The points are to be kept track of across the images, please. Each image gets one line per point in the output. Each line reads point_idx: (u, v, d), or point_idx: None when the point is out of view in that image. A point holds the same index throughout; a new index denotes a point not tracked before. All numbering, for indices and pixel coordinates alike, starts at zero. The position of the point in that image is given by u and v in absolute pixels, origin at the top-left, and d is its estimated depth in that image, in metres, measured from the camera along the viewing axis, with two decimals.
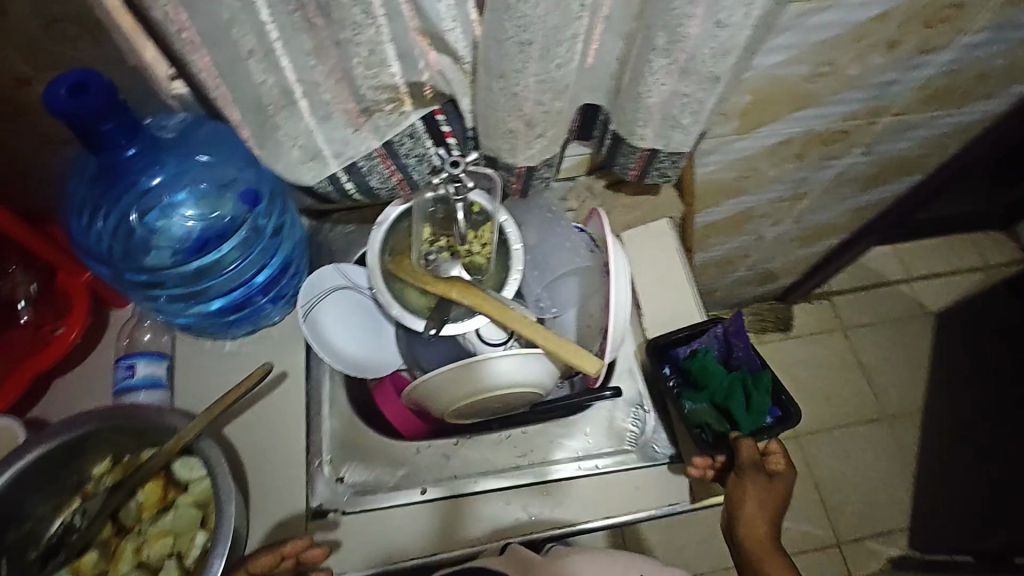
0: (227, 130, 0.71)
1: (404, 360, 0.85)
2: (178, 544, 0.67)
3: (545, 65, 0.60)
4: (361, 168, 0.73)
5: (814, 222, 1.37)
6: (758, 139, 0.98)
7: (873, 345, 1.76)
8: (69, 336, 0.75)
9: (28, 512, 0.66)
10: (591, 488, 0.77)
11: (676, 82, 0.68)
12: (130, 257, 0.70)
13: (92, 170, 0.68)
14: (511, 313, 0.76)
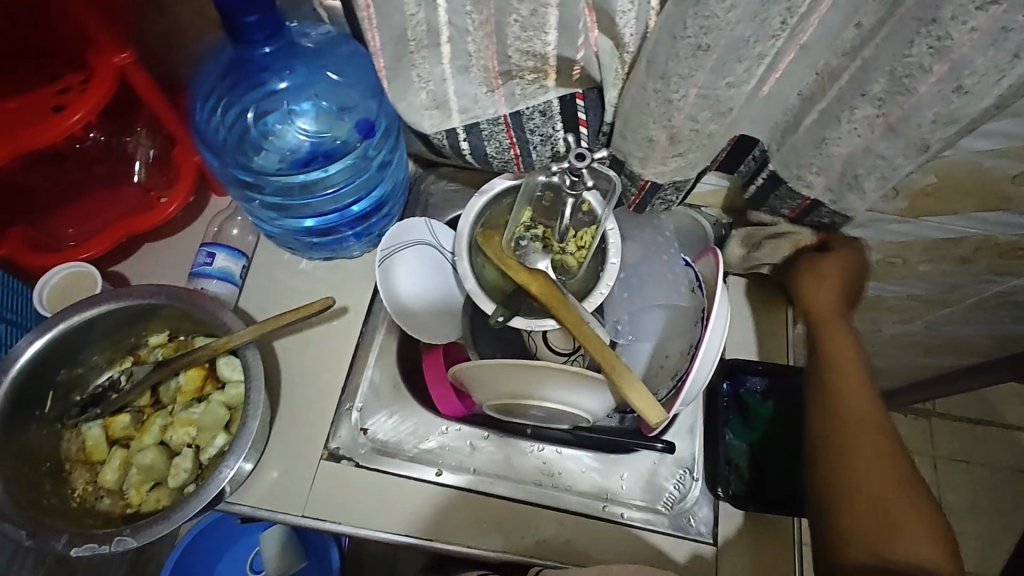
0: (363, 56, 0.68)
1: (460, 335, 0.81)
2: (199, 438, 0.68)
3: (716, 78, 0.52)
4: (482, 131, 0.69)
5: (948, 335, 1.19)
6: (922, 227, 0.85)
7: (961, 487, 1.57)
8: (168, 208, 0.77)
9: (84, 357, 0.68)
10: (608, 534, 0.71)
11: (874, 139, 0.59)
12: (241, 155, 0.70)
13: (227, 61, 0.67)
14: (585, 326, 0.71)
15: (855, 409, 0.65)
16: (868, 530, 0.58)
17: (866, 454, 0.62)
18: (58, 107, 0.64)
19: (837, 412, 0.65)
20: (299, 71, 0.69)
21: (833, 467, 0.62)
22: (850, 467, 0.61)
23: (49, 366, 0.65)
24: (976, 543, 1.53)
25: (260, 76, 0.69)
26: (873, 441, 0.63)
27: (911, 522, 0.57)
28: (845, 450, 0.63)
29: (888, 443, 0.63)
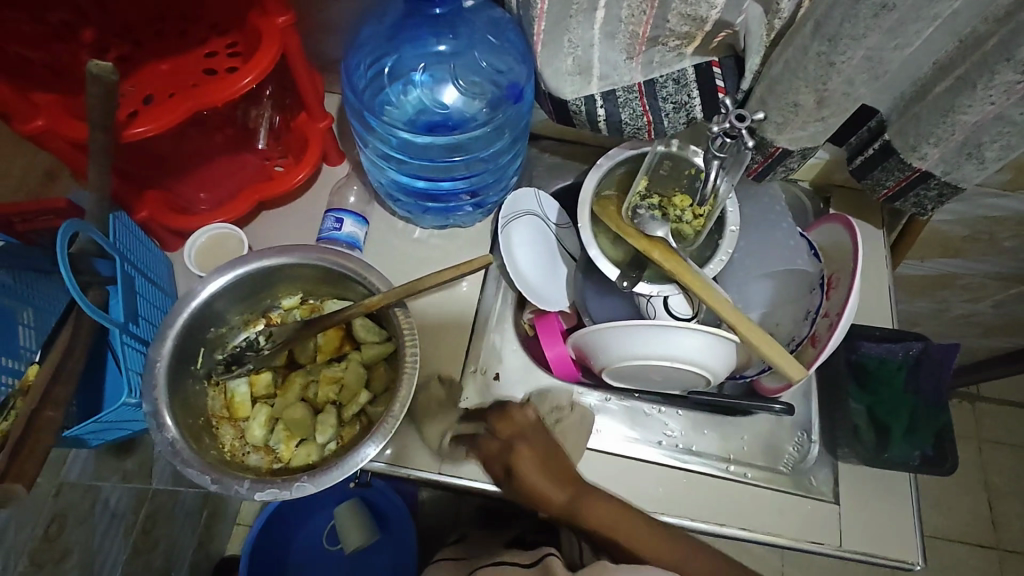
0: (511, 23, 0.67)
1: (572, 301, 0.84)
2: (341, 395, 0.69)
3: (886, 40, 0.54)
4: (617, 99, 0.70)
5: (1014, 315, 1.21)
6: (1020, 201, 0.87)
7: (1009, 470, 1.60)
8: (295, 176, 0.78)
9: (227, 316, 0.70)
10: (735, 493, 0.72)
11: (1008, 105, 0.59)
12: (378, 105, 0.73)
13: (400, 17, 0.71)
14: (716, 296, 0.70)
15: (611, 515, 0.63)
16: (663, 554, 0.63)
17: (650, 536, 0.63)
18: (208, 70, 0.66)
19: (607, 529, 0.62)
20: (461, 35, 0.72)
21: (602, 535, 0.63)
22: (638, 541, 0.63)
23: (201, 323, 0.66)
24: (1023, 524, 1.56)
25: (424, 33, 0.72)
26: (611, 509, 0.64)
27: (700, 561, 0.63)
28: (608, 530, 0.63)
29: (651, 522, 0.64)
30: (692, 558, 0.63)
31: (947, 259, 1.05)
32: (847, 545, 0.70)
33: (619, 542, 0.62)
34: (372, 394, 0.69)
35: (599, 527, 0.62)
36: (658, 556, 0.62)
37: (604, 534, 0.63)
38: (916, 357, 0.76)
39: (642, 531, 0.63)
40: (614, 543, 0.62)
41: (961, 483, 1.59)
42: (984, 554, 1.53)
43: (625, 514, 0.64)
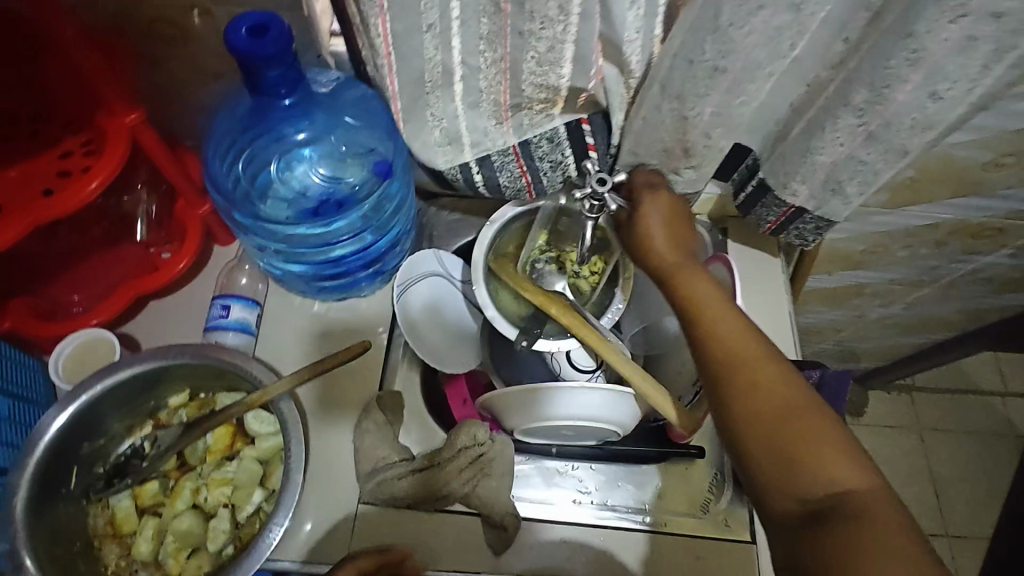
0: (374, 98, 0.68)
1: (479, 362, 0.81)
2: (234, 497, 0.66)
3: (727, 99, 0.56)
4: (494, 163, 0.70)
5: (925, 313, 1.26)
6: (902, 217, 0.90)
7: (949, 456, 1.64)
8: (176, 266, 0.75)
9: (104, 427, 0.67)
10: (652, 544, 0.71)
11: (857, 146, 0.61)
12: (249, 202, 0.70)
13: (246, 111, 0.67)
14: (668, 196, 0.65)
15: (747, 345, 0.52)
16: (776, 462, 0.48)
17: (773, 396, 0.50)
18: (61, 172, 0.62)
19: (738, 349, 0.52)
20: (318, 120, 0.69)
21: (716, 356, 0.53)
22: (758, 391, 0.50)
23: (72, 442, 0.64)
24: (966, 508, 1.59)
25: (277, 126, 0.68)
26: (749, 340, 0.53)
27: (829, 453, 0.47)
28: (733, 345, 0.52)
29: (789, 377, 0.51)
30: (844, 467, 0.46)
31: (852, 271, 1.07)
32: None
33: (716, 358, 0.53)
34: (269, 491, 0.66)
35: (718, 339, 0.53)
36: (752, 404, 0.50)
37: (717, 339, 0.53)
38: (818, 383, 0.77)
39: (767, 376, 0.50)
40: (719, 370, 0.52)
41: (905, 474, 1.63)
42: (936, 543, 1.56)
43: (762, 358, 0.51)
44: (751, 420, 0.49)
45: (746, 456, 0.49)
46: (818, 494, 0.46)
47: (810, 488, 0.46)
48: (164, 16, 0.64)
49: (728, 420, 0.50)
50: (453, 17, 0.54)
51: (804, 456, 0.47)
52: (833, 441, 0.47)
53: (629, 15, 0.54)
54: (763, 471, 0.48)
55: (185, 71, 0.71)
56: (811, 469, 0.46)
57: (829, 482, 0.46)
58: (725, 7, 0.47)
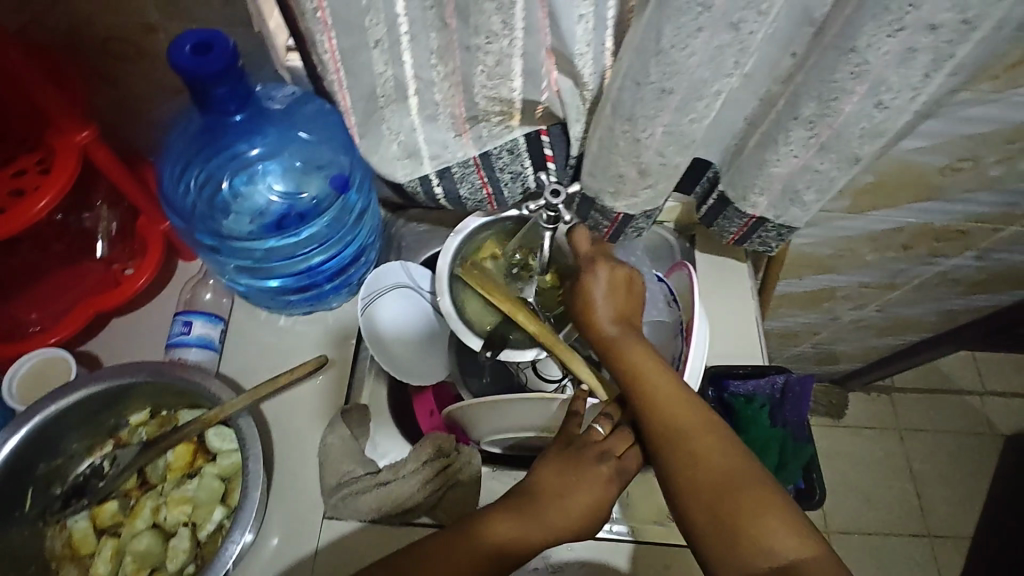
0: (331, 111, 0.68)
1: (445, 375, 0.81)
2: (195, 514, 0.65)
3: (679, 116, 0.56)
4: (454, 175, 0.70)
5: (898, 315, 1.26)
6: (866, 221, 0.91)
7: (929, 455, 1.65)
8: (137, 281, 0.74)
9: (61, 448, 0.66)
10: (616, 552, 0.73)
11: (810, 157, 0.63)
12: (210, 217, 0.69)
13: (197, 128, 0.67)
14: (617, 265, 0.67)
15: (686, 419, 0.57)
16: (721, 533, 0.52)
17: (714, 470, 0.55)
18: (15, 191, 0.62)
19: (680, 422, 0.57)
20: (272, 136, 0.69)
21: (658, 431, 0.58)
22: (700, 465, 0.55)
23: (27, 462, 0.63)
24: (948, 507, 1.60)
25: (231, 143, 0.68)
26: (687, 411, 0.58)
27: (764, 523, 0.52)
28: (673, 418, 0.57)
29: (728, 448, 0.56)
30: (785, 537, 0.51)
31: (821, 275, 1.08)
32: None
33: (660, 434, 0.57)
34: (228, 509, 0.66)
35: (660, 415, 0.58)
36: (694, 480, 0.55)
37: (660, 412, 0.58)
38: (781, 388, 0.77)
39: (707, 449, 0.55)
40: (663, 447, 0.57)
41: (886, 474, 1.63)
42: (917, 543, 1.56)
43: (701, 430, 0.57)
44: (698, 495, 0.54)
45: (697, 531, 0.54)
46: (763, 565, 0.50)
47: (755, 560, 0.51)
48: (115, 33, 0.63)
49: (677, 494, 0.55)
50: (401, 32, 0.54)
51: (747, 528, 0.52)
52: (773, 511, 0.52)
53: (578, 29, 0.55)
54: (711, 544, 0.53)
55: (141, 87, 0.71)
56: (753, 542, 0.51)
57: (772, 554, 0.50)
58: (666, 28, 0.47)
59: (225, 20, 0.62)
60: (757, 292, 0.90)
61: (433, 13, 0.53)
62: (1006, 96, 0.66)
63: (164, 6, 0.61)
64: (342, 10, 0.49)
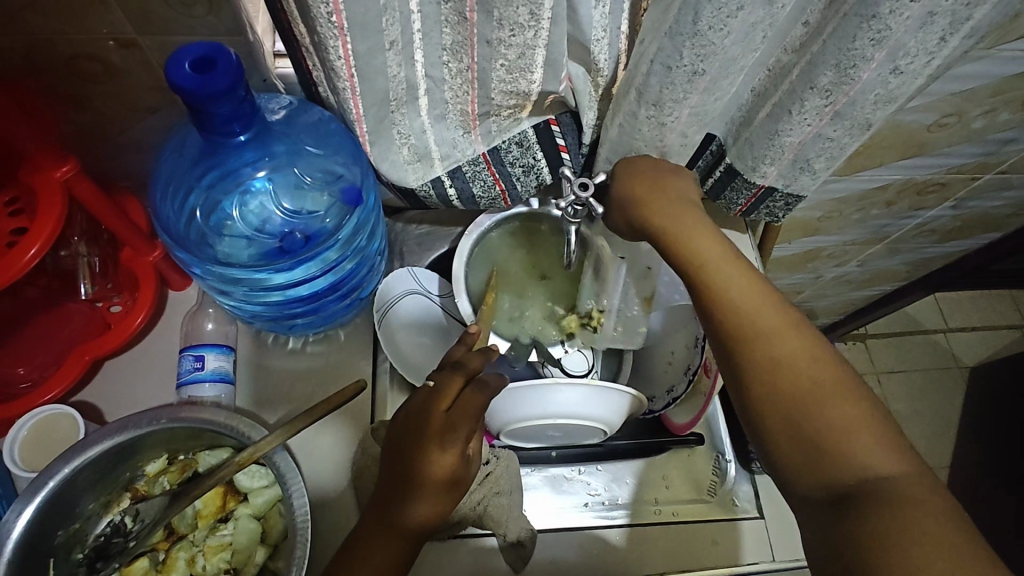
0: (331, 120, 0.64)
1: (419, 366, 0.73)
2: (235, 561, 0.63)
3: (705, 96, 0.55)
4: (465, 174, 0.67)
5: (877, 267, 1.30)
6: (858, 182, 0.93)
7: (907, 395, 1.71)
8: (134, 320, 0.70)
9: (77, 510, 0.63)
10: (666, 537, 0.72)
11: (823, 125, 0.62)
12: (206, 245, 0.65)
13: (196, 150, 0.63)
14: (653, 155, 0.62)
15: (765, 314, 0.52)
16: (803, 442, 0.47)
17: (798, 370, 0.49)
18: None
19: (757, 318, 0.52)
20: (279, 152, 0.66)
21: (735, 331, 0.52)
22: (782, 373, 0.50)
23: (46, 531, 0.60)
24: (931, 440, 1.66)
25: (232, 162, 0.65)
26: (765, 309, 0.52)
27: (856, 438, 0.46)
28: (750, 312, 0.52)
29: (817, 352, 0.50)
30: (875, 450, 0.46)
31: (809, 238, 1.10)
32: (779, 556, 0.72)
33: (735, 332, 0.52)
34: (270, 548, 0.63)
35: (737, 311, 0.52)
36: (775, 382, 0.50)
37: (733, 305, 0.53)
38: None
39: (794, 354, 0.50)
40: (739, 344, 0.52)
41: None
42: None
43: (787, 333, 0.51)
44: (778, 403, 0.49)
45: (772, 439, 0.49)
46: (850, 479, 0.45)
47: (842, 472, 0.45)
48: (82, 51, 0.57)
49: (750, 397, 0.51)
50: (414, 30, 0.52)
51: (831, 439, 0.47)
52: (858, 421, 0.47)
53: (594, 14, 0.52)
54: (789, 455, 0.48)
55: (112, 107, 0.64)
56: (839, 452, 0.46)
57: (859, 466, 0.45)
58: (704, 9, 0.46)
59: (208, 27, 0.57)
60: (761, 262, 0.91)
61: (449, 9, 0.50)
62: (995, 52, 0.69)
63: (138, 18, 0.55)
64: (358, 12, 0.46)
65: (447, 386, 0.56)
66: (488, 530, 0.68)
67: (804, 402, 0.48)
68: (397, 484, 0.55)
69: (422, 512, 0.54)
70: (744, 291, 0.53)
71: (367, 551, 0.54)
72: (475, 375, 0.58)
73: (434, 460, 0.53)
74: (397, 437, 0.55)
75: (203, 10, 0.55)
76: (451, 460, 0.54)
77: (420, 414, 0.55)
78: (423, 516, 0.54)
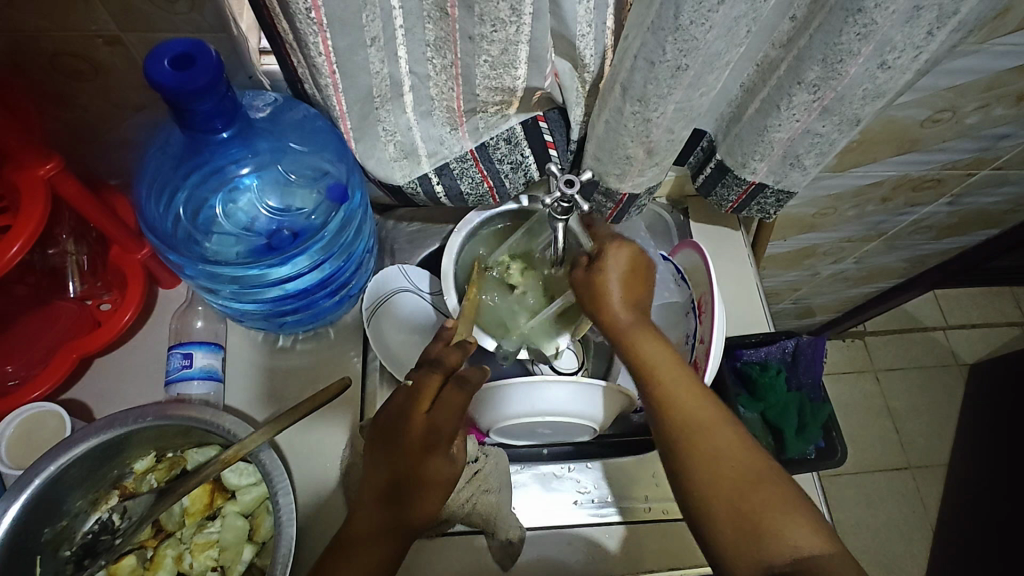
0: (317, 117, 0.63)
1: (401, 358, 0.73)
2: (222, 558, 0.63)
3: (690, 92, 0.55)
4: (453, 171, 0.66)
5: (874, 264, 1.30)
6: (852, 178, 0.92)
7: (905, 392, 1.70)
8: (123, 318, 0.70)
9: (65, 507, 0.63)
10: (655, 535, 0.72)
11: (812, 121, 0.62)
12: (193, 243, 0.65)
13: (181, 148, 0.63)
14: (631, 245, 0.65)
15: (702, 413, 0.56)
16: (742, 527, 0.51)
17: (733, 464, 0.53)
18: None
19: (695, 416, 0.56)
20: (262, 150, 0.66)
21: (677, 428, 0.56)
22: (719, 465, 0.54)
23: (33, 528, 0.60)
24: (930, 438, 1.66)
25: (217, 160, 0.65)
26: (700, 408, 0.57)
27: (789, 521, 0.51)
28: (690, 412, 0.56)
29: (748, 445, 0.55)
30: (803, 532, 0.50)
31: (804, 235, 1.09)
32: None
33: (676, 430, 0.56)
34: (257, 545, 0.63)
35: (679, 410, 0.56)
36: (713, 474, 0.53)
37: (674, 406, 0.57)
38: (793, 354, 0.80)
39: (730, 446, 0.54)
40: (680, 442, 0.55)
41: (865, 416, 1.68)
42: (901, 476, 1.62)
43: (721, 424, 0.56)
44: (717, 498, 0.53)
45: (713, 522, 0.52)
46: (783, 562, 0.50)
47: (777, 556, 0.50)
48: (66, 49, 0.57)
49: (693, 487, 0.54)
50: (396, 26, 0.51)
51: (767, 525, 0.51)
52: (787, 505, 0.51)
53: (578, 9, 0.52)
54: (729, 540, 0.51)
55: (99, 104, 0.64)
56: (774, 535, 0.50)
57: (791, 548, 0.50)
58: (686, 4, 0.46)
59: (192, 24, 0.57)
60: (753, 259, 0.91)
61: (431, 5, 0.50)
62: (987, 46, 0.69)
63: (121, 16, 0.55)
64: (337, 8, 0.46)
65: (425, 385, 0.56)
66: (477, 528, 0.68)
67: (740, 490, 0.52)
68: (383, 485, 0.55)
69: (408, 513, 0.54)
70: (683, 389, 0.57)
71: (354, 552, 0.54)
72: (454, 372, 0.57)
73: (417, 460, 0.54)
74: (381, 439, 0.56)
75: (186, 6, 0.54)
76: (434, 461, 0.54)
77: (400, 415, 0.55)
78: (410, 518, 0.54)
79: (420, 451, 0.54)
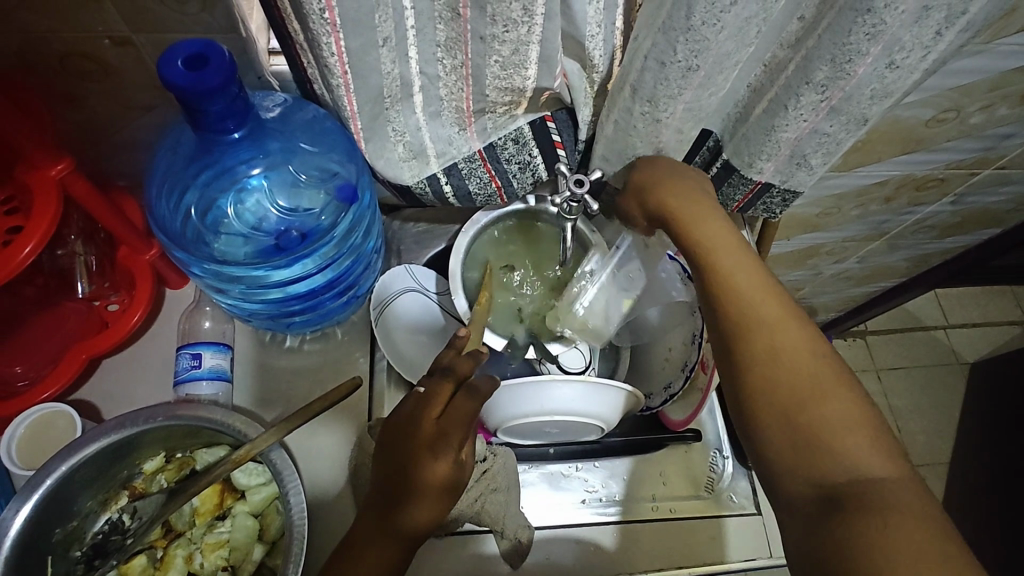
0: (326, 117, 0.64)
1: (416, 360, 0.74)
2: (233, 558, 0.63)
3: (700, 92, 0.55)
4: (461, 172, 0.67)
5: (877, 263, 1.30)
6: (856, 178, 0.92)
7: (907, 391, 1.71)
8: (131, 319, 0.70)
9: (75, 507, 0.63)
10: (663, 533, 0.72)
11: (819, 121, 0.62)
12: (202, 243, 0.65)
13: (191, 149, 0.63)
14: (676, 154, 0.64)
15: (767, 308, 0.52)
16: (797, 435, 0.47)
17: (796, 364, 0.49)
18: None
19: (759, 309, 0.52)
20: (273, 150, 0.66)
21: (736, 319, 0.53)
22: (780, 363, 0.50)
23: (44, 529, 0.60)
24: (932, 436, 1.66)
25: (227, 161, 0.65)
26: (767, 303, 0.53)
27: (852, 436, 0.45)
28: (753, 303, 0.53)
29: (818, 351, 0.50)
30: (868, 450, 0.44)
31: (808, 235, 1.09)
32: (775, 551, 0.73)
33: (736, 323, 0.53)
34: (268, 544, 0.63)
35: (739, 300, 0.53)
36: (772, 371, 0.49)
37: (736, 296, 0.54)
38: None
39: (793, 345, 0.50)
40: (741, 334, 0.52)
41: None
42: None
43: (789, 322, 0.52)
44: (773, 394, 0.49)
45: (762, 422, 0.49)
46: (842, 477, 0.44)
47: (835, 472, 0.44)
48: (76, 49, 0.57)
49: (748, 381, 0.50)
50: (408, 27, 0.51)
51: (825, 435, 0.46)
52: (854, 422, 0.46)
53: (589, 9, 0.52)
54: (780, 450, 0.47)
55: (107, 105, 0.64)
56: (833, 448, 0.45)
57: (851, 466, 0.44)
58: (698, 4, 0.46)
59: (202, 25, 0.57)
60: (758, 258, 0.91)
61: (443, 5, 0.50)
62: (993, 47, 0.69)
63: (132, 17, 0.55)
64: (350, 8, 0.46)
65: (436, 392, 0.56)
66: (485, 527, 0.68)
67: (800, 391, 0.48)
68: (392, 486, 0.55)
69: (417, 515, 0.54)
70: (747, 285, 0.54)
71: (363, 554, 0.54)
72: (466, 380, 0.58)
73: (427, 462, 0.54)
74: (391, 442, 0.56)
75: (197, 7, 0.55)
76: (443, 465, 0.54)
77: (411, 418, 0.55)
78: (418, 520, 0.54)
79: (429, 453, 0.54)
